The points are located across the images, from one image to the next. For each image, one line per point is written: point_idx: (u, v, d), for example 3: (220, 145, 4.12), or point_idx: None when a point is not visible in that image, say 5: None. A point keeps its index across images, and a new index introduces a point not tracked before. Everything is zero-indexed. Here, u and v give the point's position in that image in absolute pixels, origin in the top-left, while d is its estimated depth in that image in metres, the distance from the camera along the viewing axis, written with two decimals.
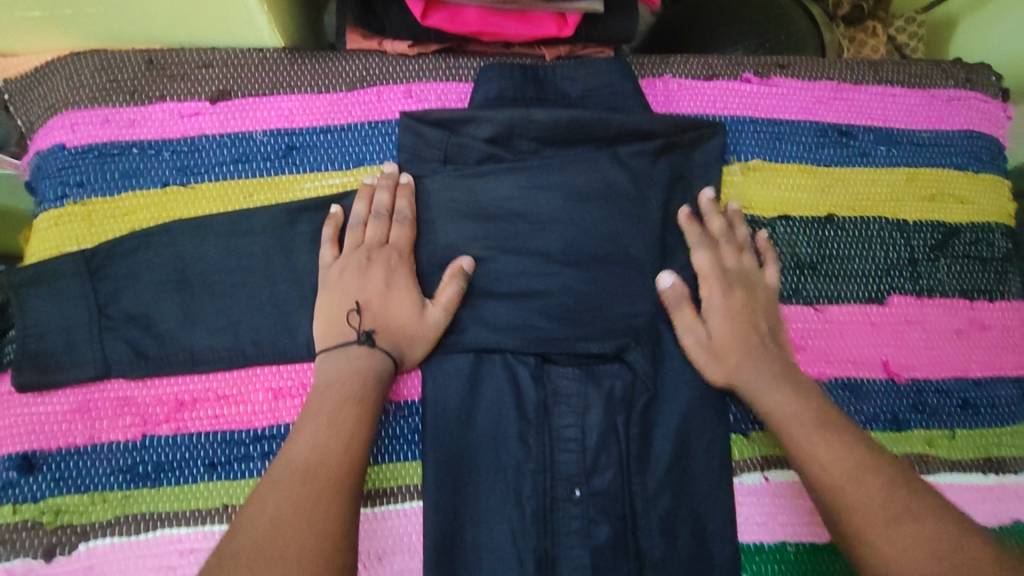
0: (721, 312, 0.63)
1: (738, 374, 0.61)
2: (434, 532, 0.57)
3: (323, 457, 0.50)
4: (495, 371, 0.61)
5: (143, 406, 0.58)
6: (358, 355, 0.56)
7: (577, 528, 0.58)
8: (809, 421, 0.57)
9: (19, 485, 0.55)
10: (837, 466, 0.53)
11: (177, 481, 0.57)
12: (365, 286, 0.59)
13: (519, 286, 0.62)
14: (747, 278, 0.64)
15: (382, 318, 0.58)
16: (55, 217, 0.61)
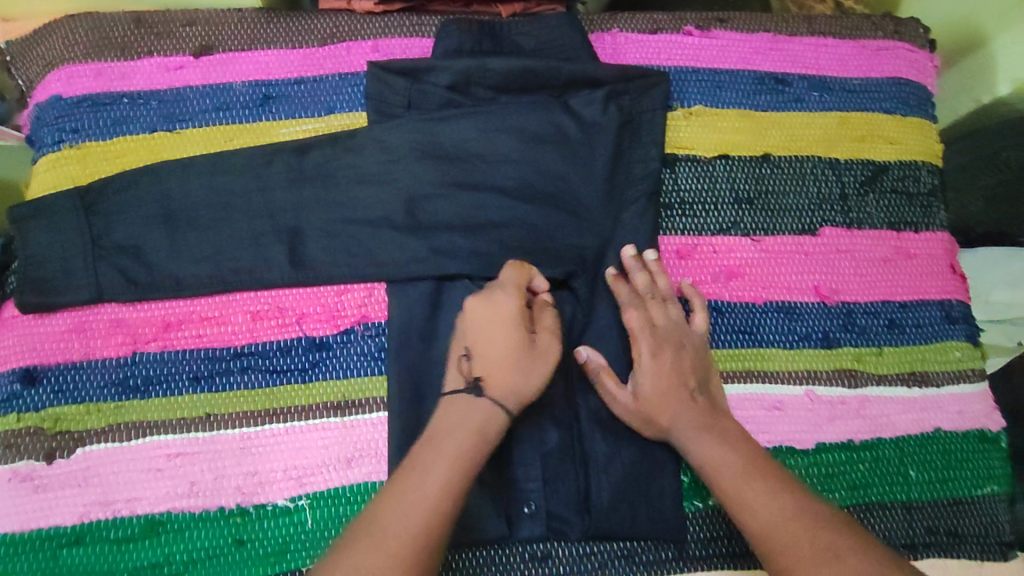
0: (648, 370, 0.63)
1: (670, 429, 0.61)
2: (398, 438, 0.62)
3: (425, 508, 0.50)
4: (455, 294, 0.66)
5: (133, 327, 0.63)
6: (467, 407, 0.56)
7: (529, 434, 0.64)
8: (738, 473, 0.57)
9: (23, 396, 0.61)
10: (767, 514, 0.54)
11: (165, 393, 0.62)
12: (484, 329, 0.58)
13: (476, 218, 0.67)
14: (674, 333, 0.64)
15: (490, 363, 0.57)
16: (53, 160, 0.67)
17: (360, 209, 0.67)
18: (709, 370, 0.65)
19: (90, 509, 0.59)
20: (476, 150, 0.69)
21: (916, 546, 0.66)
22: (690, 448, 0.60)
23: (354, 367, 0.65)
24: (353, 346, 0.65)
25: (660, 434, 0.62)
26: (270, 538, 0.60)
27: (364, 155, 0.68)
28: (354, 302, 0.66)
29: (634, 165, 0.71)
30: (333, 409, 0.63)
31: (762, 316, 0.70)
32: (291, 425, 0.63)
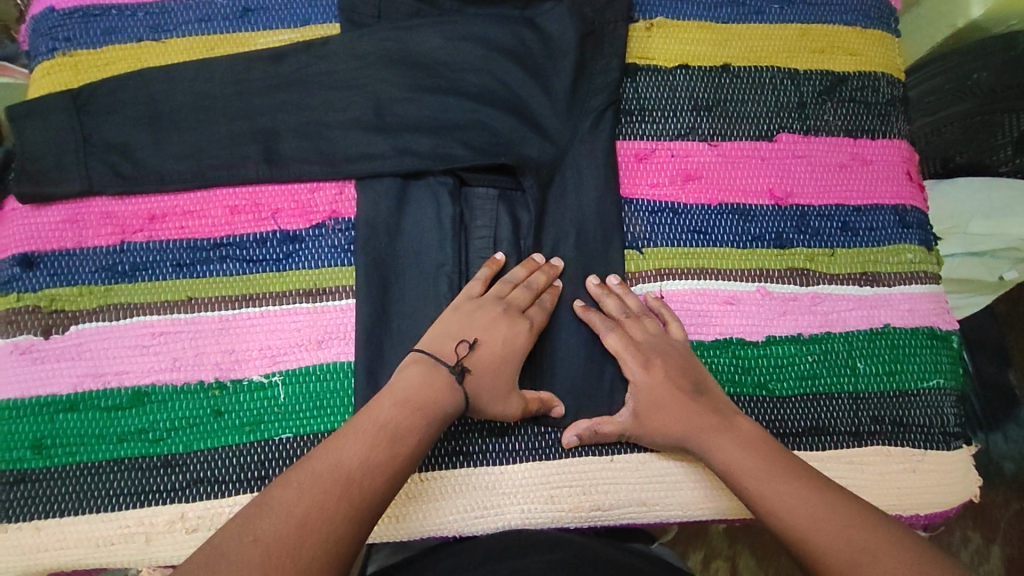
0: (643, 386, 0.64)
1: (682, 441, 0.62)
2: (364, 321, 0.66)
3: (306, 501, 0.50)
4: (419, 192, 0.70)
5: (122, 218, 0.68)
6: (446, 387, 0.59)
7: None
8: (745, 472, 0.58)
9: (23, 278, 0.67)
10: (777, 502, 0.56)
11: (150, 278, 0.67)
12: (496, 335, 0.63)
13: (442, 120, 0.70)
14: (659, 346, 0.65)
15: (484, 374, 0.61)
16: (48, 67, 0.72)
17: (331, 112, 0.71)
18: (701, 372, 0.65)
19: (83, 380, 0.64)
20: (441, 57, 0.72)
21: (860, 434, 0.69)
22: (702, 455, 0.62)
23: (324, 257, 0.69)
24: (324, 239, 0.69)
25: (669, 445, 0.63)
26: (245, 410, 0.65)
27: (335, 61, 0.72)
28: (326, 199, 0.70)
29: (596, 71, 0.73)
30: (305, 295, 0.68)
31: (717, 217, 0.73)
32: (265, 309, 0.67)
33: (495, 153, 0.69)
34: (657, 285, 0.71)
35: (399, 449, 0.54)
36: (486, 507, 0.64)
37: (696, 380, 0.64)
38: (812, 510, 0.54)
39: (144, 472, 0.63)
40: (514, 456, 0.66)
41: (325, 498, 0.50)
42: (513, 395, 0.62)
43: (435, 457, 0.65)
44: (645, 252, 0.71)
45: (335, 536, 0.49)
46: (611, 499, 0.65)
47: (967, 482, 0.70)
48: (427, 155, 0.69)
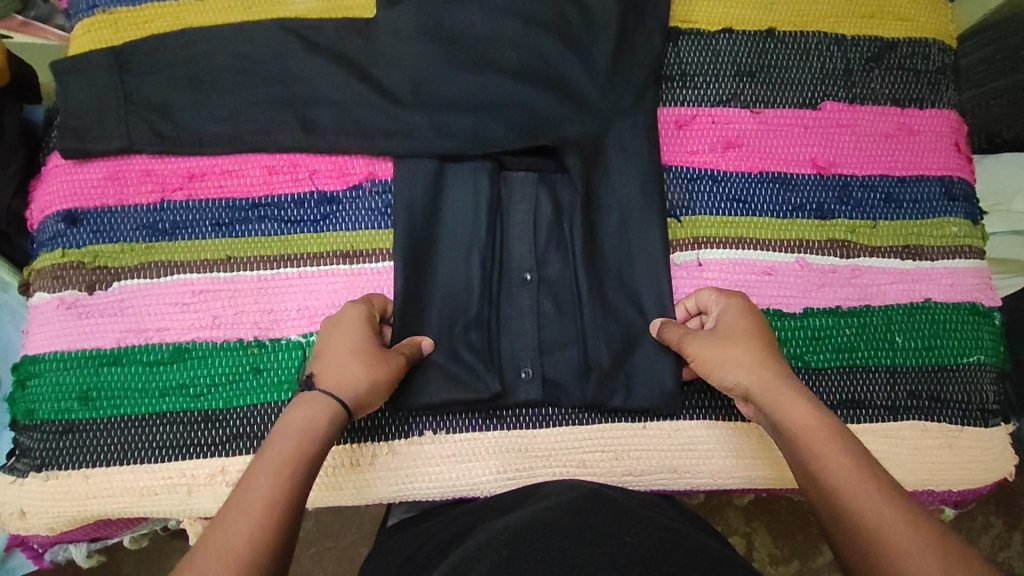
0: (741, 315, 0.60)
1: (758, 374, 0.56)
2: (399, 282, 0.65)
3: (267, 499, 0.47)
4: (457, 176, 0.69)
5: (162, 177, 0.69)
6: (303, 400, 0.53)
7: (526, 304, 0.67)
8: (824, 433, 0.51)
9: (67, 234, 0.67)
10: (850, 477, 0.48)
11: (190, 236, 0.68)
12: (327, 334, 0.59)
13: (479, 95, 0.69)
14: (752, 308, 0.61)
15: (327, 362, 0.56)
16: (88, 24, 0.72)
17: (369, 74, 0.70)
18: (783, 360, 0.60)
19: (125, 336, 0.66)
20: (480, 16, 0.70)
21: (896, 408, 0.68)
22: (779, 412, 0.53)
23: (361, 221, 0.69)
24: (363, 201, 0.69)
25: (738, 380, 0.56)
26: (283, 368, 0.66)
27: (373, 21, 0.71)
28: (363, 160, 0.70)
29: (638, 44, 0.71)
30: (343, 256, 0.68)
31: (758, 186, 0.71)
32: (303, 270, 0.68)
33: (535, 119, 0.69)
34: (695, 253, 0.70)
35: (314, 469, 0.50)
36: (519, 469, 0.65)
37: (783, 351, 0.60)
38: (889, 498, 0.47)
39: (185, 427, 0.64)
40: (548, 419, 0.66)
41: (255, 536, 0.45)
42: (370, 350, 0.58)
43: (469, 418, 0.66)
44: (684, 219, 0.71)
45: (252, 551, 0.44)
46: (642, 464, 0.66)
47: (1003, 459, 0.69)
48: (466, 120, 0.69)
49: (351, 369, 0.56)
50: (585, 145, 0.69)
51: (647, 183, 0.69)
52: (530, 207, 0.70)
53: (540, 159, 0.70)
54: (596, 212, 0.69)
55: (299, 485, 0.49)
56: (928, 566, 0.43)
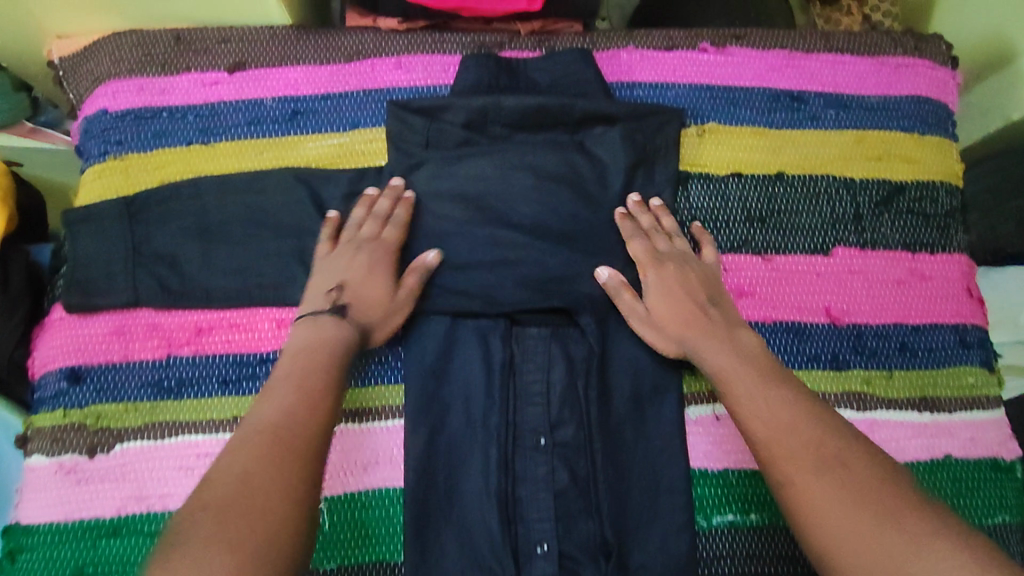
0: (654, 287, 0.68)
1: (683, 344, 0.65)
2: (415, 448, 0.65)
3: (283, 421, 0.53)
4: (468, 337, 0.69)
5: (168, 331, 0.68)
6: (330, 323, 0.62)
7: (543, 472, 0.66)
8: (737, 378, 0.60)
9: (69, 393, 0.66)
10: (777, 433, 0.55)
11: (196, 395, 0.66)
12: (365, 274, 0.65)
13: (490, 256, 0.70)
14: (680, 258, 0.70)
15: (356, 297, 0.64)
16: (99, 170, 0.72)
17: (382, 229, 0.71)
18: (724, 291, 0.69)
19: (126, 503, 0.63)
20: (490, 178, 0.72)
21: None
22: (707, 356, 0.63)
23: (371, 376, 0.68)
24: (372, 356, 0.69)
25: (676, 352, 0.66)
26: None
27: (387, 179, 0.72)
28: None
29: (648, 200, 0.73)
30: (352, 415, 0.67)
31: (771, 335, 0.71)
32: None
33: (548, 277, 0.69)
34: (711, 408, 0.69)
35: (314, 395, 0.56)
36: None
37: (711, 293, 0.67)
38: (793, 429, 0.55)
39: None
40: None
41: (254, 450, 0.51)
42: (386, 297, 0.66)
43: None
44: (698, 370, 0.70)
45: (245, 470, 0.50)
46: None
47: None
48: (479, 279, 0.70)
49: (373, 314, 0.65)
50: (597, 301, 0.69)
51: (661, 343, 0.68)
52: (543, 362, 0.69)
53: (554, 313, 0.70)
54: (611, 369, 0.68)
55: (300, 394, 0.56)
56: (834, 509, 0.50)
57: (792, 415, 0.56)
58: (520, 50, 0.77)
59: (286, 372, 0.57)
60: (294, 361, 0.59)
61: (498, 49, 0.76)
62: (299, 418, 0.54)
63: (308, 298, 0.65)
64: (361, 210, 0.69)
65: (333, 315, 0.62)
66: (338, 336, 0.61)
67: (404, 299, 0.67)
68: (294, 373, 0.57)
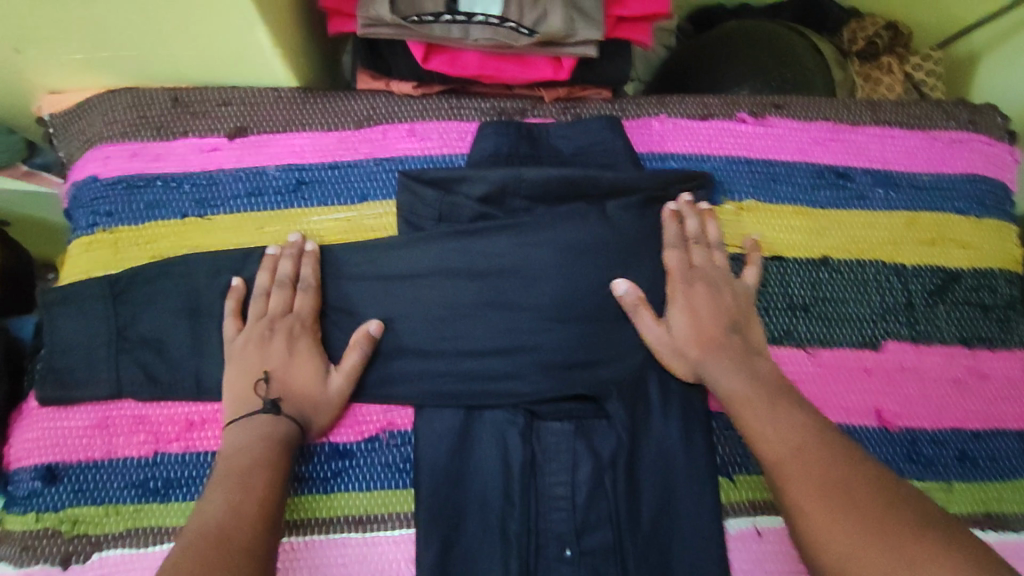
0: (682, 305, 0.63)
1: (698, 366, 0.61)
2: (427, 562, 0.58)
3: (232, 519, 0.50)
4: (486, 432, 0.62)
5: (156, 425, 0.62)
6: (264, 421, 0.58)
7: None
8: (746, 404, 0.58)
9: (43, 494, 0.60)
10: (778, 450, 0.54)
11: (184, 497, 0.60)
12: (288, 362, 0.61)
13: (504, 342, 0.64)
14: (714, 279, 0.65)
15: (287, 388, 0.60)
16: (86, 243, 0.67)
17: (390, 311, 0.64)
18: (752, 318, 0.64)
19: None
20: (509, 256, 0.65)
21: None
22: (716, 378, 0.60)
23: (377, 478, 0.62)
24: (378, 456, 0.62)
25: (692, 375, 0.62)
26: None
27: (395, 255, 0.65)
28: (380, 405, 0.64)
29: None
30: (354, 523, 0.60)
31: None
32: (311, 539, 0.60)
33: (570, 367, 0.63)
34: (751, 521, 0.63)
35: (262, 487, 0.53)
36: None
37: (738, 318, 0.63)
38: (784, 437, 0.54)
39: None
40: None
41: (202, 538, 0.48)
42: (321, 387, 0.61)
43: None
44: (738, 477, 0.64)
45: (204, 554, 0.46)
46: None
47: None
48: (495, 369, 0.63)
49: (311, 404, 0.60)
50: (626, 391, 0.62)
51: (693, 445, 0.62)
52: (567, 461, 0.62)
53: (577, 401, 0.63)
54: (641, 474, 0.61)
55: (252, 483, 0.53)
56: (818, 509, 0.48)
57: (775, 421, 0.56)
58: (543, 118, 0.71)
59: (229, 467, 0.54)
60: (232, 459, 0.55)
61: (519, 116, 0.71)
62: (255, 507, 0.51)
63: (233, 395, 0.60)
64: (287, 261, 0.64)
65: (263, 412, 0.58)
66: (275, 435, 0.57)
67: (346, 386, 0.61)
68: (244, 467, 0.54)
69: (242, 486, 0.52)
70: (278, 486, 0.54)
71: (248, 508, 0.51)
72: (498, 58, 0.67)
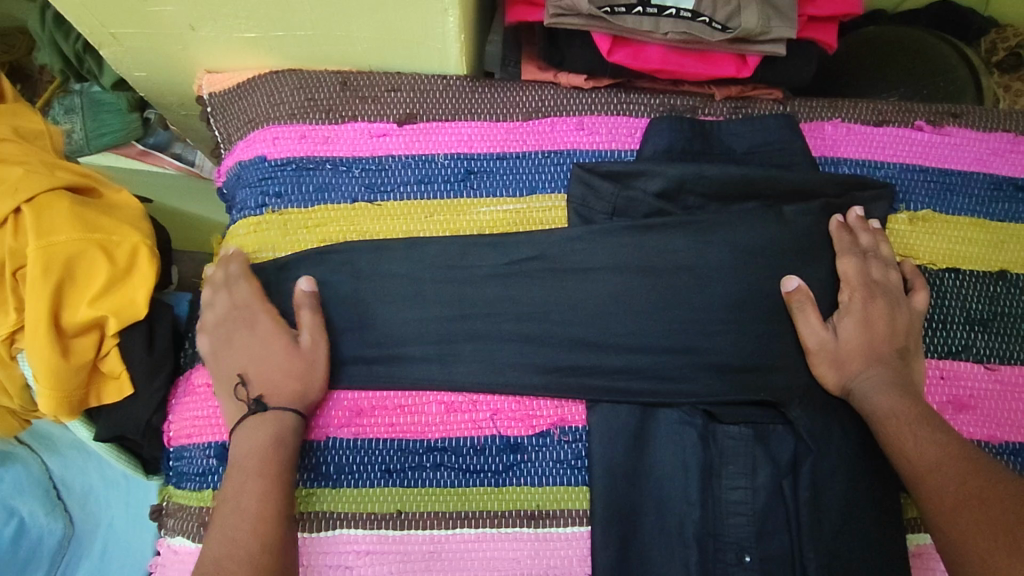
0: (854, 317, 0.62)
1: (850, 380, 0.60)
2: (606, 561, 0.58)
3: (251, 542, 0.51)
4: (661, 431, 0.61)
5: (326, 410, 0.62)
6: (262, 420, 0.57)
7: None
8: (894, 421, 0.56)
9: (218, 473, 0.60)
10: (921, 463, 0.53)
11: (356, 484, 0.60)
12: (254, 355, 0.60)
13: (678, 341, 0.62)
14: (894, 296, 0.63)
15: (266, 383, 0.59)
16: (253, 224, 0.66)
17: (561, 304, 0.63)
18: (920, 344, 0.63)
19: None
20: (685, 252, 0.63)
21: None
22: (869, 394, 0.59)
23: (549, 473, 0.61)
24: (549, 452, 0.61)
25: (840, 394, 0.61)
26: None
27: (569, 248, 0.64)
28: (551, 400, 0.63)
29: None
30: (527, 518, 0.60)
31: (1000, 457, 0.63)
32: (482, 532, 0.59)
33: (745, 369, 0.62)
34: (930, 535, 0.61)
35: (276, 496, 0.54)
36: None
37: (909, 343, 0.62)
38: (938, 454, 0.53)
39: None
40: None
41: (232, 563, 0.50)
42: (304, 357, 0.60)
43: None
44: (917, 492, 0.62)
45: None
46: None
47: None
48: (671, 369, 0.62)
49: (303, 384, 0.59)
50: (808, 394, 0.62)
51: (874, 460, 0.60)
52: (746, 466, 0.60)
53: (757, 406, 0.62)
54: (824, 481, 0.59)
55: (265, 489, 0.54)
56: (965, 526, 0.48)
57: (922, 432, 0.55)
58: (715, 117, 0.70)
59: (239, 474, 0.55)
60: (243, 465, 0.55)
61: (691, 114, 0.70)
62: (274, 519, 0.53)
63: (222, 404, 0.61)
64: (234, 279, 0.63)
65: (262, 411, 0.58)
66: (277, 433, 0.57)
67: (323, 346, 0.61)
68: (250, 472, 0.55)
69: (252, 504, 0.53)
70: (285, 498, 0.55)
71: (254, 525, 0.52)
72: (679, 54, 0.66)
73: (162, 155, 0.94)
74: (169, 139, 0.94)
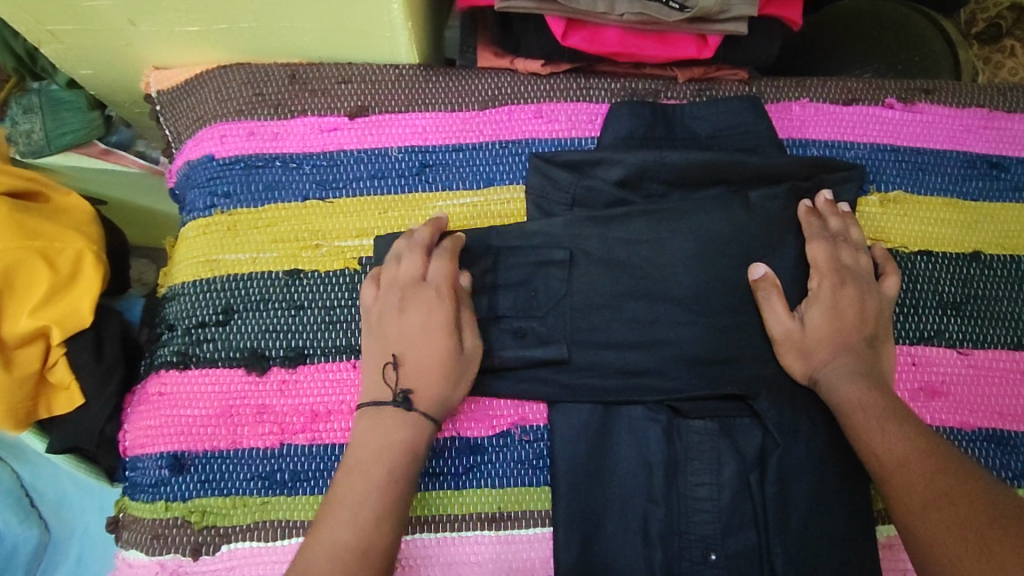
0: (822, 304, 0.60)
1: (817, 370, 0.58)
2: (568, 563, 0.57)
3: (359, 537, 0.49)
4: (625, 427, 0.60)
5: (281, 415, 0.60)
6: (393, 415, 0.54)
7: None
8: (863, 415, 0.54)
9: (171, 484, 0.59)
10: (889, 462, 0.51)
11: (312, 491, 0.58)
12: (428, 353, 0.55)
13: (641, 335, 0.60)
14: (864, 280, 0.61)
15: (419, 377, 0.55)
16: (202, 225, 0.64)
17: (522, 300, 0.61)
18: (890, 330, 0.61)
19: None
20: (648, 243, 0.61)
21: None
22: (835, 386, 0.57)
23: (510, 474, 0.60)
24: (510, 452, 0.60)
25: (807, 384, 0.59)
26: None
27: (528, 242, 0.62)
28: (512, 400, 0.61)
29: None
30: (488, 520, 0.59)
31: (973, 444, 0.61)
32: (443, 536, 0.58)
33: (712, 361, 0.60)
34: None
35: (389, 485, 0.51)
36: None
37: (878, 330, 0.60)
38: (911, 450, 0.51)
39: None
40: None
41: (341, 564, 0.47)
42: (467, 365, 0.57)
43: None
44: None
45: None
46: None
47: None
48: (635, 363, 0.60)
49: (450, 396, 0.56)
50: (776, 387, 0.60)
51: (844, 452, 0.59)
52: (711, 461, 0.58)
53: (724, 400, 0.60)
54: (791, 475, 0.57)
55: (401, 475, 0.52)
56: (934, 529, 0.46)
57: (892, 426, 0.53)
58: (678, 100, 0.68)
59: (369, 457, 0.52)
60: (362, 449, 0.53)
61: (653, 98, 0.68)
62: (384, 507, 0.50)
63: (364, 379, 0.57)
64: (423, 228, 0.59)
65: (399, 405, 0.54)
66: (416, 428, 0.54)
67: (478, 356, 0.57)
68: (361, 466, 0.52)
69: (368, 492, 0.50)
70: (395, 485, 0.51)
71: (368, 514, 0.50)
72: (637, 35, 0.63)
73: (125, 152, 0.90)
74: (132, 136, 0.92)
